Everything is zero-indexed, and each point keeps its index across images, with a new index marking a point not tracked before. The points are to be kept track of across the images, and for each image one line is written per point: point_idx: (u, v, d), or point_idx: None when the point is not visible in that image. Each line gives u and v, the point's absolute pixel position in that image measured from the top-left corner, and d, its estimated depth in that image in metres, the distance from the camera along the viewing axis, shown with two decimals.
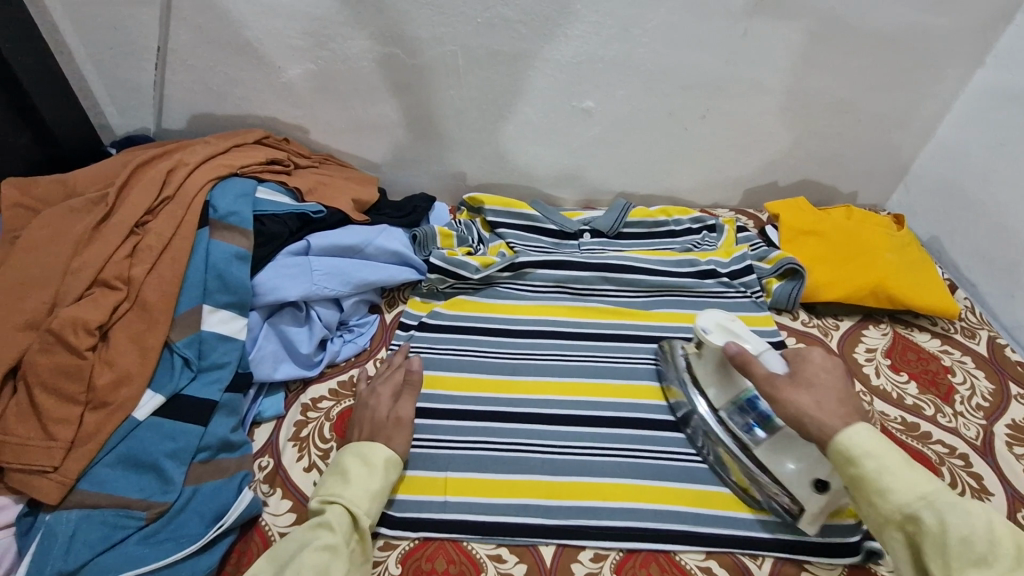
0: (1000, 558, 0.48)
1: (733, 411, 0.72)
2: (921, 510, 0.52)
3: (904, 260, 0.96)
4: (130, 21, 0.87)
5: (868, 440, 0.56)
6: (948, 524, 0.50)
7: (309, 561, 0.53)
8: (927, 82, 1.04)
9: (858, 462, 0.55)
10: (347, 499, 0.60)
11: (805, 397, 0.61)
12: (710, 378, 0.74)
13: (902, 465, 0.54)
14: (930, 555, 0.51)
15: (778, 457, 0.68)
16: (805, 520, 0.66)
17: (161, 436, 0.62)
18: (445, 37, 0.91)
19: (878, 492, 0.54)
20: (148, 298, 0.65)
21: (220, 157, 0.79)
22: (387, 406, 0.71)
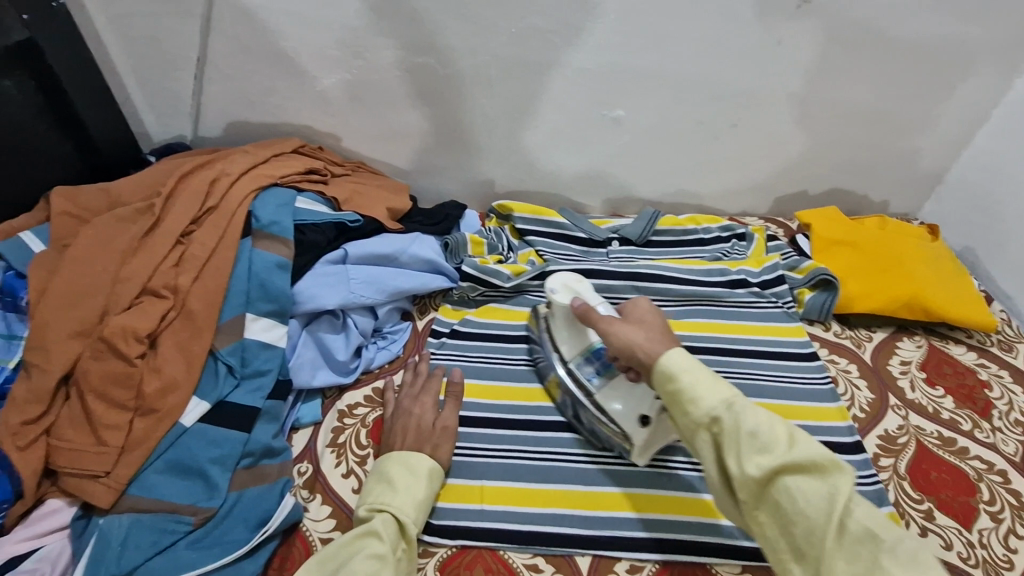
0: (780, 443, 0.53)
1: (581, 360, 0.74)
2: (723, 412, 0.55)
3: (938, 271, 0.95)
4: (171, 33, 0.89)
5: (684, 357, 0.59)
6: (743, 420, 0.54)
7: (360, 569, 0.55)
8: (963, 90, 1.03)
9: (674, 376, 0.58)
10: (394, 507, 0.62)
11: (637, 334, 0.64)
12: (559, 327, 0.77)
13: (709, 375, 0.58)
14: (728, 451, 0.54)
15: (609, 397, 0.71)
16: (637, 455, 0.70)
17: (207, 443, 0.63)
18: (479, 48, 0.91)
19: (689, 402, 0.57)
20: (193, 307, 0.67)
21: (260, 167, 0.80)
22: (431, 415, 0.73)
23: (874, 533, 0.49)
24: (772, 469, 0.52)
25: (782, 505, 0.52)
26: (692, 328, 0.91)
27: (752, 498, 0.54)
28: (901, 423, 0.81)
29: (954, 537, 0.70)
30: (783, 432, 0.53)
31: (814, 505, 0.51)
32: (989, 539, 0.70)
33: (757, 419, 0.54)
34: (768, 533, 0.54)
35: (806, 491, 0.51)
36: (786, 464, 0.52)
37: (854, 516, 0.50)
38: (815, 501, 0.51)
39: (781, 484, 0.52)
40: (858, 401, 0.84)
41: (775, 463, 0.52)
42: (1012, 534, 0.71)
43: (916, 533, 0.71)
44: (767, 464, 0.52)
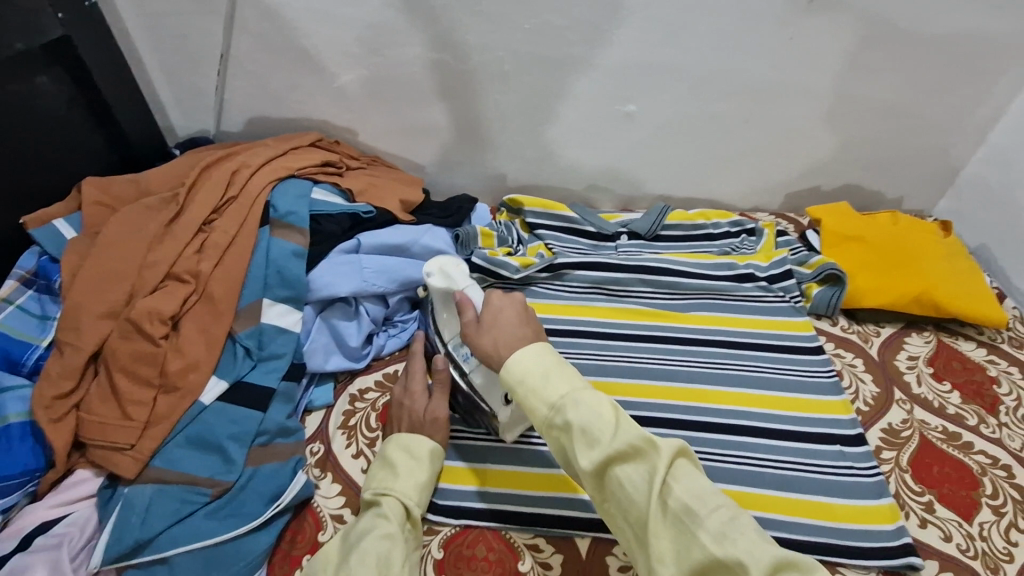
0: (606, 438, 0.52)
1: (458, 341, 0.74)
2: (555, 413, 0.55)
3: (950, 268, 0.94)
4: (198, 31, 0.92)
5: (522, 360, 0.57)
6: (570, 419, 0.53)
7: (373, 548, 0.58)
8: (982, 85, 1.02)
9: (514, 383, 0.57)
10: (398, 491, 0.64)
11: (497, 331, 0.62)
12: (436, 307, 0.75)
13: (543, 374, 0.56)
14: (566, 450, 0.54)
15: (482, 378, 0.71)
16: (502, 431, 0.72)
17: (226, 420, 0.66)
18: (493, 44, 0.93)
19: (527, 408, 0.56)
20: (214, 292, 0.70)
21: (279, 159, 0.83)
22: (424, 402, 0.73)
23: (692, 511, 0.49)
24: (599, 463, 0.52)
25: (615, 495, 0.52)
26: (698, 321, 0.92)
27: (596, 492, 0.54)
28: (905, 417, 0.81)
29: (954, 529, 0.71)
30: (608, 422, 0.52)
31: (639, 491, 0.51)
32: (990, 532, 0.70)
33: (585, 416, 0.53)
34: (615, 523, 0.54)
35: (633, 479, 0.51)
36: (611, 457, 0.52)
37: (676, 493, 0.50)
38: (641, 488, 0.51)
39: (612, 475, 0.52)
40: (862, 394, 0.84)
41: (600, 459, 0.51)
42: (1013, 527, 0.71)
43: (914, 523, 0.71)
44: (593, 461, 0.52)
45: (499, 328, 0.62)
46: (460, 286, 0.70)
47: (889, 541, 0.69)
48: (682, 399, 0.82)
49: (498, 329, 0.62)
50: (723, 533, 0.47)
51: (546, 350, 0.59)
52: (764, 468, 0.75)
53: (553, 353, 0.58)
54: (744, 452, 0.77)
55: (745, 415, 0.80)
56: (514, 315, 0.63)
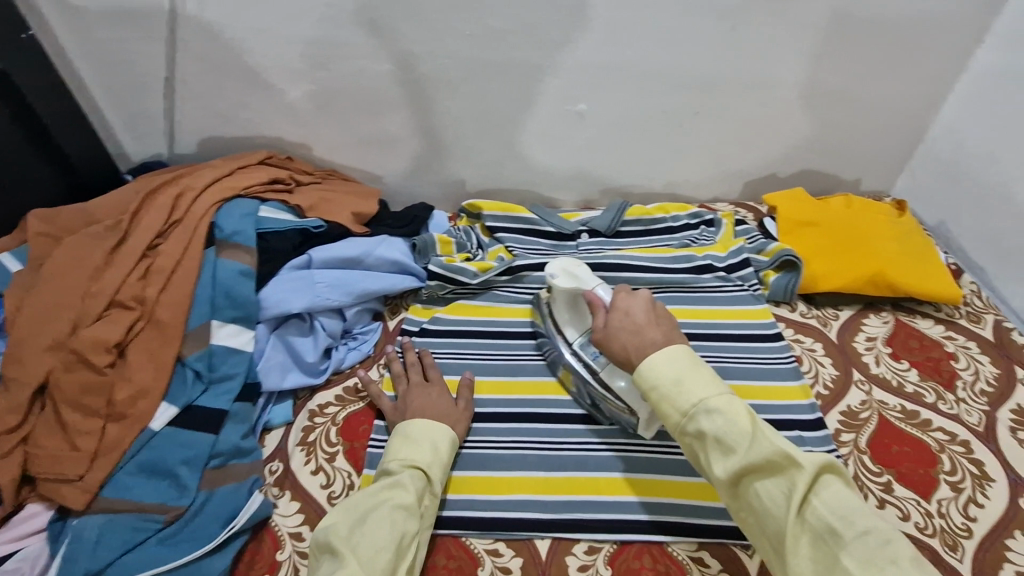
0: (743, 447, 0.54)
1: (585, 341, 0.78)
2: (689, 420, 0.58)
3: (905, 247, 0.95)
4: (140, 55, 0.92)
5: (654, 365, 0.61)
6: (706, 428, 0.56)
7: (388, 517, 0.59)
8: (927, 63, 1.03)
9: (648, 389, 0.61)
10: (422, 465, 0.66)
11: (626, 336, 0.65)
12: (560, 308, 0.80)
13: (676, 380, 0.59)
14: (701, 456, 0.58)
15: (614, 374, 0.74)
16: (641, 428, 0.73)
17: (177, 445, 0.66)
18: (438, 52, 0.94)
19: (660, 414, 0.60)
20: (161, 316, 0.70)
21: (225, 179, 0.83)
22: (448, 400, 0.76)
23: (835, 530, 0.50)
24: (735, 473, 0.54)
25: (751, 506, 0.54)
26: None
27: (731, 500, 0.57)
28: (864, 398, 0.82)
29: (912, 507, 0.71)
30: (745, 433, 0.54)
31: (777, 505, 0.53)
32: (948, 509, 0.71)
33: (718, 425, 0.56)
34: (752, 532, 0.56)
35: (770, 493, 0.53)
36: (747, 467, 0.54)
37: (817, 510, 0.51)
38: (779, 501, 0.52)
39: (749, 485, 0.54)
40: (821, 378, 0.85)
41: (735, 470, 0.54)
42: (972, 502, 0.72)
43: (873, 505, 0.72)
44: (729, 470, 0.55)
45: (629, 331, 0.66)
46: (588, 285, 0.75)
47: None
48: None
49: (628, 332, 0.66)
50: (868, 556, 0.48)
51: (677, 354, 0.61)
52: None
53: (685, 358, 0.60)
54: None
55: None
56: (643, 316, 0.67)
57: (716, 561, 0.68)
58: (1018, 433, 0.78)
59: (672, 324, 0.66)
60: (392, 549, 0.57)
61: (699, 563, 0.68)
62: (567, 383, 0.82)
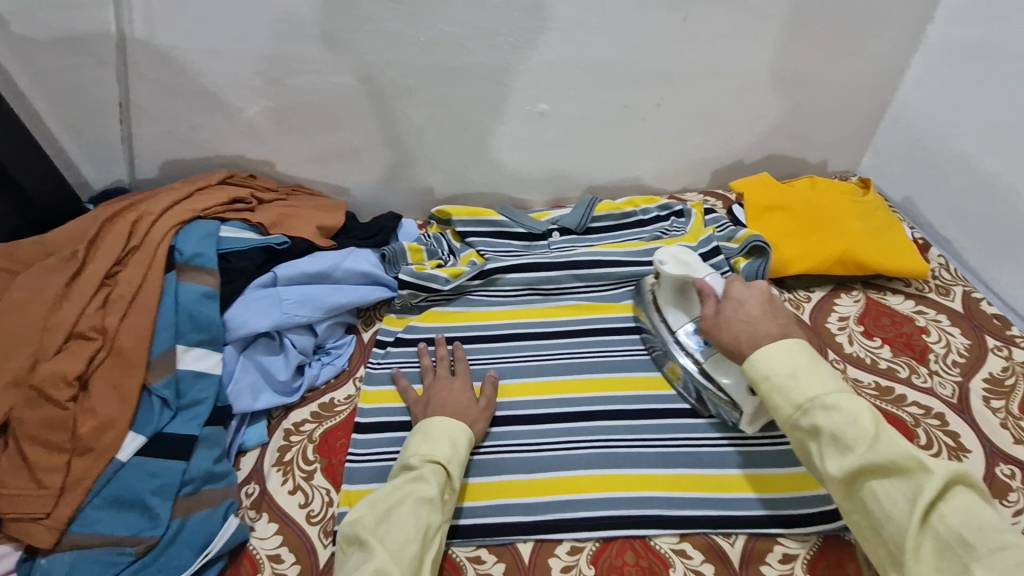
0: (862, 446, 0.55)
1: (689, 330, 0.80)
2: (803, 414, 0.59)
3: (871, 225, 0.96)
4: (92, 82, 0.91)
5: (768, 359, 0.62)
6: (824, 424, 0.57)
7: (410, 512, 0.60)
8: (881, 42, 1.04)
9: (760, 380, 0.62)
10: (443, 461, 0.66)
11: (738, 325, 0.67)
12: (665, 292, 0.82)
13: (792, 373, 0.60)
14: (812, 451, 0.58)
15: (719, 367, 0.75)
16: (744, 422, 0.74)
17: (146, 475, 0.65)
18: (394, 60, 0.93)
19: (771, 406, 0.61)
20: (124, 345, 0.68)
21: (184, 202, 0.82)
22: (469, 397, 0.77)
23: (963, 540, 0.50)
24: (852, 471, 0.55)
25: (867, 506, 0.55)
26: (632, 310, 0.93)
27: (843, 498, 0.57)
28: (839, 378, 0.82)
29: None
30: (866, 434, 0.55)
31: (898, 509, 0.53)
32: None
33: (836, 421, 0.56)
34: (863, 532, 0.57)
35: (890, 495, 0.53)
36: (866, 467, 0.54)
37: (943, 519, 0.51)
38: (902, 506, 0.53)
39: (866, 485, 0.55)
40: None
41: (853, 468, 0.55)
42: None
43: None
44: (844, 468, 0.55)
45: (742, 321, 0.67)
46: (698, 274, 0.77)
47: (828, 505, 0.70)
48: (619, 390, 0.82)
49: (741, 321, 0.67)
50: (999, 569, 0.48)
51: (794, 349, 0.62)
52: (720, 447, 0.76)
53: (803, 352, 0.61)
54: (683, 433, 0.77)
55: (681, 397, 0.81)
56: (759, 306, 0.68)
57: (698, 551, 0.68)
58: (992, 402, 0.78)
59: (787, 317, 0.68)
60: (413, 545, 0.58)
61: (682, 555, 0.68)
62: (672, 379, 0.82)
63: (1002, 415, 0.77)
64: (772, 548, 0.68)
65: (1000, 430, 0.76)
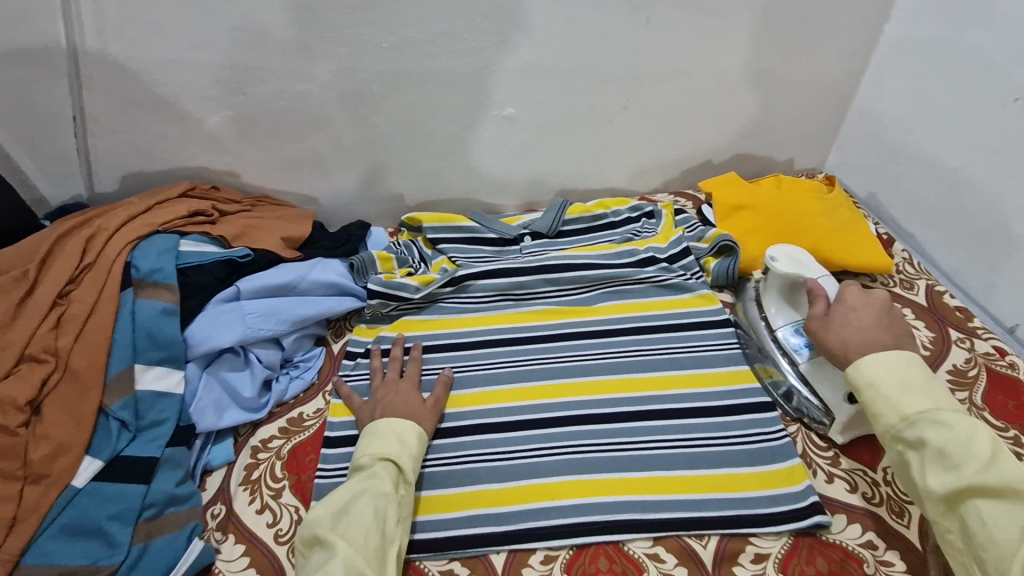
0: (972, 464, 0.56)
1: (790, 330, 0.82)
2: (908, 426, 0.61)
3: (836, 221, 0.97)
4: (43, 94, 0.88)
5: (875, 368, 0.64)
6: (932, 437, 0.59)
7: (367, 507, 0.62)
8: (840, 41, 1.06)
9: (864, 388, 0.65)
10: (392, 457, 0.68)
11: (846, 330, 0.70)
12: (772, 290, 0.84)
13: (900, 385, 0.63)
14: (913, 465, 0.60)
15: (820, 369, 0.78)
16: (840, 430, 0.75)
17: (103, 500, 0.63)
18: (356, 67, 0.92)
19: (873, 416, 0.63)
20: (78, 367, 0.66)
21: (142, 216, 0.80)
22: (416, 397, 0.77)
23: None
24: (957, 488, 0.56)
25: (967, 525, 0.56)
26: (604, 312, 0.93)
27: (940, 515, 0.59)
28: None
29: (860, 478, 0.73)
30: (977, 454, 0.56)
31: (1005, 533, 0.54)
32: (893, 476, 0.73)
33: (945, 436, 0.58)
34: (961, 554, 0.58)
35: (996, 518, 0.54)
36: (973, 487, 0.56)
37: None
38: (1009, 530, 0.53)
39: (971, 504, 0.56)
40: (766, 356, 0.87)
41: (959, 485, 0.56)
42: None
43: (822, 480, 0.74)
44: (949, 484, 0.57)
45: (854, 327, 0.69)
46: (811, 276, 0.78)
47: (800, 502, 0.71)
48: (592, 394, 0.82)
49: (853, 328, 0.69)
50: None
51: (904, 363, 0.64)
52: (704, 447, 0.76)
53: (914, 368, 0.64)
54: (657, 435, 0.77)
55: (655, 399, 0.81)
56: (876, 314, 0.70)
57: (672, 554, 0.68)
58: (956, 393, 0.79)
59: (902, 329, 0.69)
60: (374, 537, 0.60)
61: (656, 559, 0.68)
62: (762, 376, 0.84)
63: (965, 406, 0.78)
64: (745, 548, 0.68)
65: None
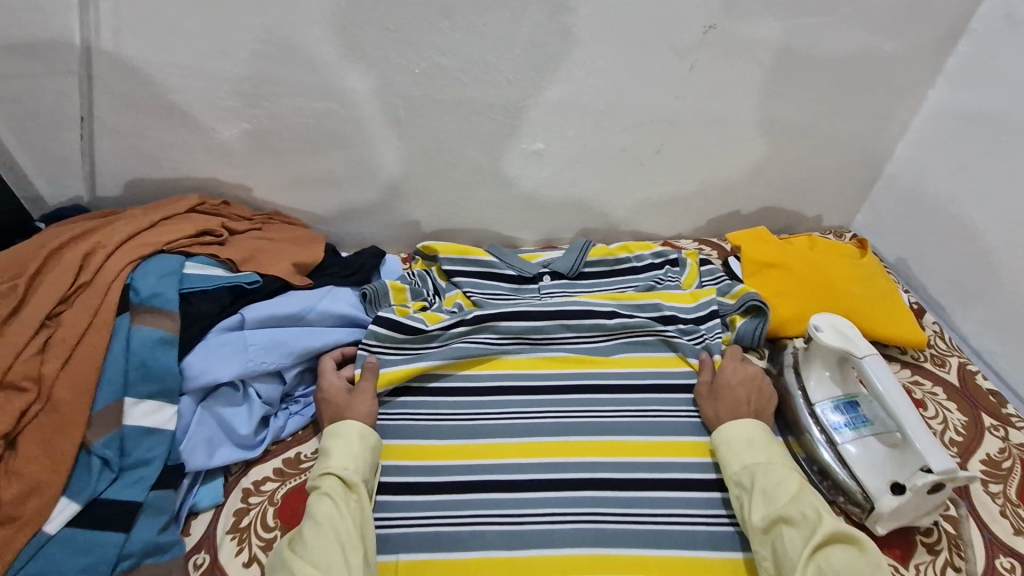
0: (782, 498, 0.66)
1: (829, 406, 0.76)
2: (747, 472, 0.71)
3: (872, 292, 0.94)
4: (51, 93, 0.83)
5: (733, 429, 0.75)
6: (758, 478, 0.69)
7: (313, 524, 0.62)
8: (881, 102, 1.04)
9: (721, 443, 0.75)
10: (333, 468, 0.67)
11: (723, 404, 0.78)
12: (815, 363, 0.78)
13: (747, 443, 0.74)
14: (746, 504, 0.69)
15: (861, 450, 0.71)
16: (879, 520, 0.67)
17: (76, 551, 0.57)
18: (386, 90, 0.88)
19: (723, 467, 0.74)
20: (60, 399, 0.61)
21: (145, 233, 0.75)
22: (341, 387, 0.77)
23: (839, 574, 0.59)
24: (771, 516, 0.65)
25: (775, 546, 0.64)
26: (624, 364, 0.88)
27: (760, 544, 0.66)
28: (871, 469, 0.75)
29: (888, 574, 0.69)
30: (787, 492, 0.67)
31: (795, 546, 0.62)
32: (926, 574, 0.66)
33: (765, 479, 0.69)
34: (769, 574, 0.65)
35: (792, 538, 0.63)
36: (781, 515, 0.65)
37: (828, 558, 0.60)
38: (798, 543, 0.62)
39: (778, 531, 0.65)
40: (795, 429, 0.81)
41: (771, 514, 0.66)
42: (949, 566, 0.67)
43: None
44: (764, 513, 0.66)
45: (729, 402, 0.78)
46: (860, 351, 0.72)
47: None
48: (610, 455, 0.77)
49: (728, 403, 0.78)
50: None
51: (755, 429, 0.75)
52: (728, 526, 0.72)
53: (760, 434, 0.75)
54: (677, 510, 0.73)
55: (680, 467, 0.77)
56: (748, 384, 0.80)
57: None
58: (990, 485, 0.74)
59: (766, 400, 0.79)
60: (324, 550, 0.59)
61: None
62: (796, 451, 0.77)
63: (1000, 502, 0.72)
64: None
65: (1002, 519, 0.71)
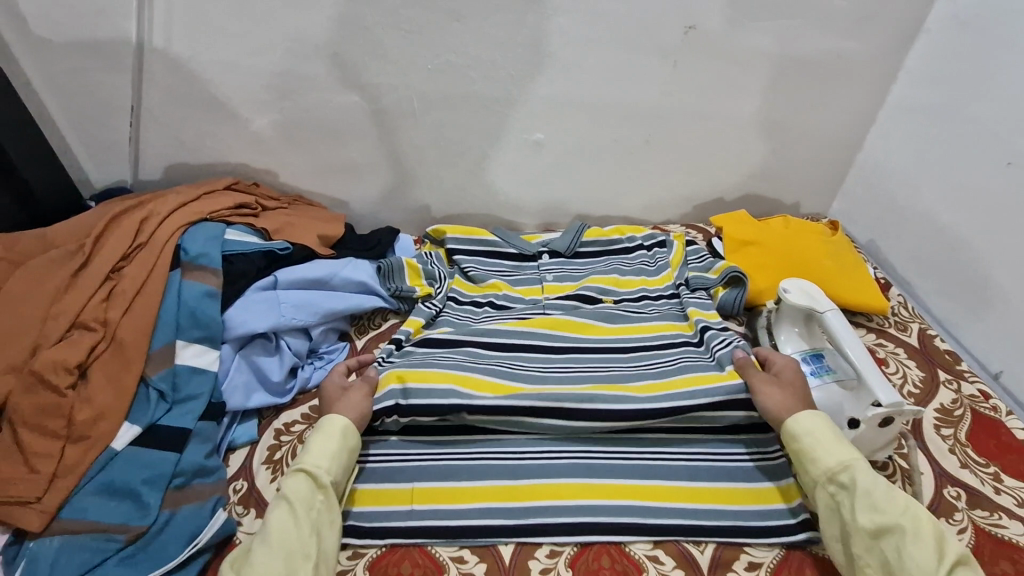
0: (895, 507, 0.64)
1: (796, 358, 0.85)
2: (844, 470, 0.68)
3: (841, 266, 1.03)
4: (107, 86, 0.94)
5: (813, 421, 0.72)
6: (861, 480, 0.66)
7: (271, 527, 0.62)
8: (849, 98, 1.14)
9: (802, 434, 0.72)
10: (306, 466, 0.68)
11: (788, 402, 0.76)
12: (785, 321, 0.88)
13: (834, 439, 0.71)
14: (844, 504, 0.66)
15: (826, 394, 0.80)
16: None
17: (138, 465, 0.67)
18: (401, 84, 0.99)
19: (811, 460, 0.71)
20: (123, 339, 0.71)
21: (190, 205, 0.85)
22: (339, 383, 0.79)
23: None
24: (884, 524, 0.63)
25: (889, 557, 0.62)
26: None
27: (864, 551, 0.64)
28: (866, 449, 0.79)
29: None
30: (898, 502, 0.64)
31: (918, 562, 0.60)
32: None
33: (870, 482, 0.66)
34: None
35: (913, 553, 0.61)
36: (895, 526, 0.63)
37: None
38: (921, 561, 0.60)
39: (891, 541, 0.62)
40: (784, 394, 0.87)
41: (886, 522, 0.63)
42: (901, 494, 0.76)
43: None
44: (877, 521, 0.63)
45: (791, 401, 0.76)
46: (823, 308, 0.83)
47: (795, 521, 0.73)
48: None
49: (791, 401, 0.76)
50: None
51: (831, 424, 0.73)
52: (706, 461, 0.80)
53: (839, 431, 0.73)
54: (661, 447, 0.81)
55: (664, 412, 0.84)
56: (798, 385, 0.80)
57: (670, 558, 0.71)
58: (942, 429, 0.83)
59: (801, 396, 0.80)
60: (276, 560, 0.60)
61: (655, 560, 0.70)
62: None
63: (950, 441, 0.81)
64: (739, 557, 0.71)
65: (950, 456, 0.80)
